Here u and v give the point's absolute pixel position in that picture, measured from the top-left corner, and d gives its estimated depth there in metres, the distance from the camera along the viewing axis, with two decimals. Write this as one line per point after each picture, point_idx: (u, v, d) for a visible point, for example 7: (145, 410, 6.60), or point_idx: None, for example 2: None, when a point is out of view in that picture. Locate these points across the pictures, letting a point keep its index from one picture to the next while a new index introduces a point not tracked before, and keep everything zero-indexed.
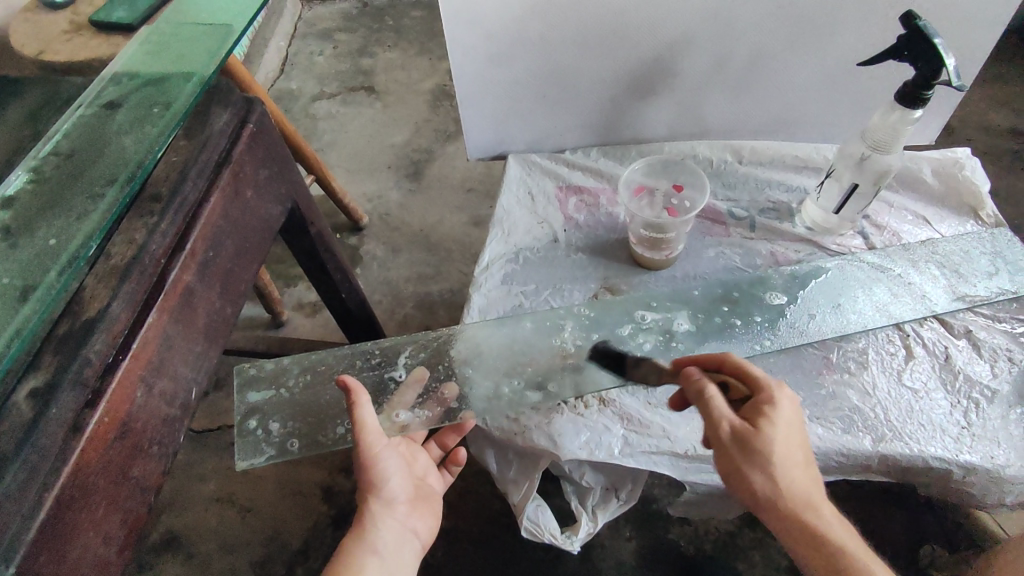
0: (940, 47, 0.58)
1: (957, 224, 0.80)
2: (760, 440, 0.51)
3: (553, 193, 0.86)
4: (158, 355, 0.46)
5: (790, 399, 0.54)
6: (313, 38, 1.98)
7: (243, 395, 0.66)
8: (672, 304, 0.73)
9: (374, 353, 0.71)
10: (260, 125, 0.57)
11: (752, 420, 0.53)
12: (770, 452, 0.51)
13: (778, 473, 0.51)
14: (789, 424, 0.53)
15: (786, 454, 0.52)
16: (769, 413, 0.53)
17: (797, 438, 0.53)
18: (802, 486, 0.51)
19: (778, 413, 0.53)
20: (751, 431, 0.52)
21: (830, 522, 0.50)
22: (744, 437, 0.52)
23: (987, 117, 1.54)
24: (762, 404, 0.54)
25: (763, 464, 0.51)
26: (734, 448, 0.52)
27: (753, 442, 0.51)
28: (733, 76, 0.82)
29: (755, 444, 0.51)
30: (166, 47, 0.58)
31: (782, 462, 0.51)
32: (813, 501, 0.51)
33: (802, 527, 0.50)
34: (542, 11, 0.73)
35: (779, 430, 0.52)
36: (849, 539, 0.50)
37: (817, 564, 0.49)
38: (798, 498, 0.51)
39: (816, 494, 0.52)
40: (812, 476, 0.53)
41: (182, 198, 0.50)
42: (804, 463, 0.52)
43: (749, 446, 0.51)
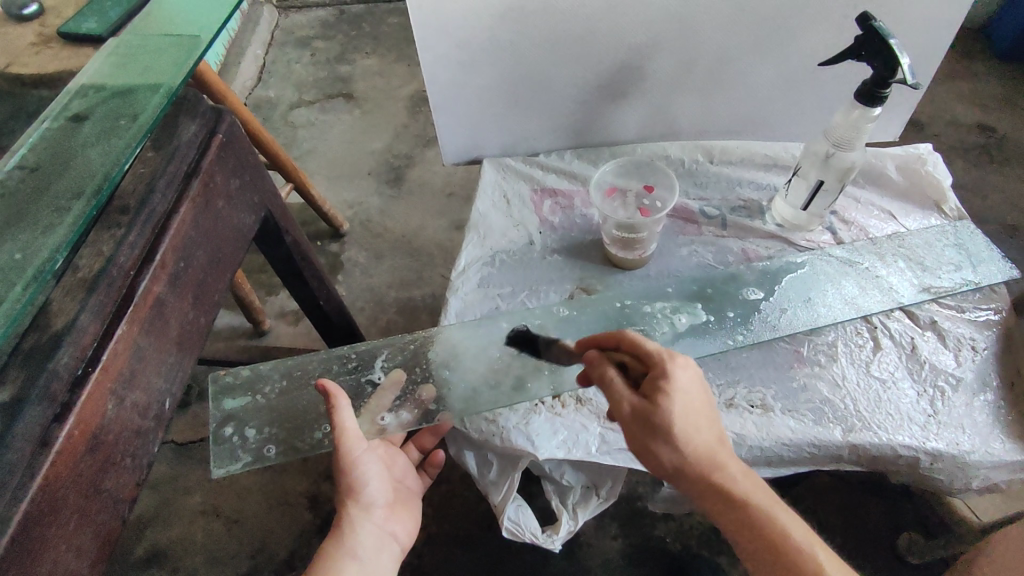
0: (896, 46, 0.60)
1: (921, 217, 0.82)
2: (658, 416, 0.53)
3: (528, 197, 0.86)
4: (128, 367, 0.46)
5: (683, 368, 0.55)
6: (290, 46, 1.98)
7: (218, 402, 0.66)
8: (646, 303, 0.75)
9: (351, 357, 0.71)
10: (230, 135, 0.57)
11: (650, 397, 0.54)
12: (669, 426, 0.52)
13: (681, 442, 0.52)
14: (684, 392, 0.54)
15: (687, 424, 0.53)
16: (664, 387, 0.54)
17: (697, 404, 0.54)
18: (708, 448, 0.53)
19: (673, 386, 0.54)
20: (649, 409, 0.53)
21: (736, 478, 0.52)
22: (643, 416, 0.54)
23: (954, 112, 1.58)
24: (658, 379, 0.55)
25: (664, 437, 0.53)
26: (636, 426, 0.54)
27: (651, 419, 0.53)
28: (701, 79, 0.83)
29: (653, 421, 0.53)
30: (133, 58, 0.58)
31: (683, 430, 0.53)
32: (720, 461, 0.53)
33: (710, 488, 0.52)
34: (510, 17, 0.74)
35: (675, 401, 0.53)
36: (755, 488, 0.52)
37: (725, 517, 0.52)
38: (705, 459, 0.52)
39: (723, 453, 0.53)
40: (718, 435, 0.54)
41: (151, 210, 0.50)
42: (707, 425, 0.54)
43: (650, 424, 0.53)
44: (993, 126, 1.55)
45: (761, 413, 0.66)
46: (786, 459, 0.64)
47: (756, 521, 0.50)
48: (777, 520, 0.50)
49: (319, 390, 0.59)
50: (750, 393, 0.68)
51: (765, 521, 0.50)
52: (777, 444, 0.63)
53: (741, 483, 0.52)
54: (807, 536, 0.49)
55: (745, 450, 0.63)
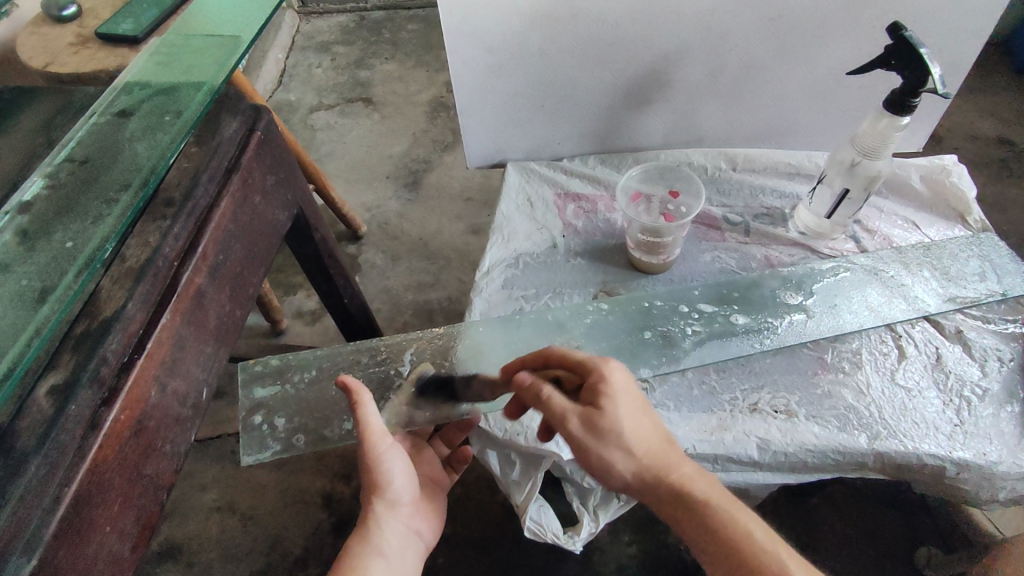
0: (927, 56, 0.60)
1: (945, 228, 0.83)
2: (602, 420, 0.54)
3: (551, 200, 0.87)
4: (171, 356, 0.47)
5: (619, 371, 0.57)
6: (312, 51, 2.01)
7: (248, 391, 0.67)
8: (671, 306, 0.75)
9: (377, 350, 0.72)
10: (268, 133, 0.59)
11: (591, 404, 0.55)
12: (612, 427, 0.53)
13: (629, 445, 0.53)
14: (624, 395, 0.55)
15: (632, 427, 0.54)
16: (605, 392, 0.55)
17: (637, 406, 0.56)
18: (656, 453, 0.54)
19: (608, 386, 0.55)
20: (593, 414, 0.54)
21: (691, 482, 0.52)
22: (589, 423, 0.54)
23: (975, 126, 1.58)
24: (593, 386, 0.56)
25: (610, 439, 0.53)
26: (582, 435, 0.54)
27: (598, 424, 0.54)
28: (726, 86, 0.84)
29: (599, 425, 0.54)
30: (176, 58, 0.60)
31: (628, 431, 0.54)
32: (671, 463, 0.53)
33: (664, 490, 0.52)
34: (540, 22, 0.75)
35: (618, 405, 0.54)
36: (709, 489, 0.52)
37: (685, 520, 0.51)
38: (656, 464, 0.53)
39: (672, 457, 0.54)
40: (665, 436, 0.55)
41: (194, 202, 0.51)
42: (653, 429, 0.55)
43: (596, 431, 0.54)
44: (1013, 139, 1.55)
45: (785, 418, 0.66)
46: (811, 466, 0.64)
47: (713, 524, 0.49)
48: (737, 520, 0.49)
49: (340, 388, 0.59)
50: (774, 398, 0.68)
51: (725, 519, 0.49)
52: (802, 449, 0.63)
53: (693, 487, 0.52)
54: (771, 534, 0.49)
55: (769, 455, 0.63)
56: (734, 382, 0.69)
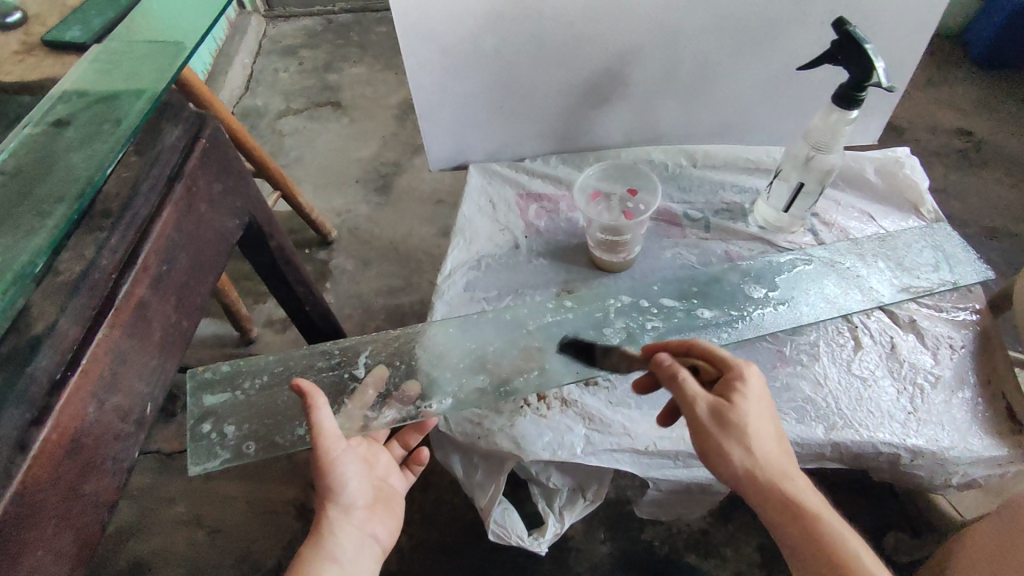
0: (871, 51, 0.61)
1: (899, 219, 0.84)
2: (732, 412, 0.52)
3: (513, 201, 0.87)
4: (111, 371, 0.46)
5: (758, 376, 0.56)
6: (278, 55, 1.99)
7: (196, 398, 0.66)
8: (632, 304, 0.75)
9: (333, 354, 0.71)
10: (214, 139, 0.58)
11: (724, 395, 0.54)
12: (744, 423, 0.52)
13: (754, 443, 0.52)
14: (759, 398, 0.54)
15: (759, 427, 0.53)
16: (741, 388, 0.54)
17: (767, 411, 0.54)
18: (775, 456, 0.52)
19: (750, 385, 0.54)
20: (726, 405, 0.53)
21: (806, 492, 0.51)
22: (722, 414, 0.52)
23: (934, 118, 1.62)
24: (734, 382, 0.55)
25: (740, 436, 0.52)
26: (710, 423, 0.52)
27: (728, 414, 0.52)
28: (683, 83, 0.85)
29: (727, 416, 0.52)
30: (116, 63, 0.58)
31: (756, 429, 0.52)
32: (788, 472, 0.52)
33: (778, 493, 0.50)
34: (495, 23, 0.75)
35: (750, 403, 0.53)
36: (820, 503, 0.50)
37: (793, 529, 0.49)
38: (775, 469, 0.51)
39: (791, 467, 0.52)
40: (783, 446, 0.54)
41: (133, 213, 0.50)
42: (776, 435, 0.53)
43: (724, 421, 0.52)
44: (972, 130, 1.58)
45: None
46: None
47: (826, 536, 0.48)
48: (846, 540, 0.48)
49: (294, 391, 0.58)
50: None
51: (836, 536, 0.48)
52: None
53: (807, 498, 0.50)
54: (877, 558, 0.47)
55: None
56: None
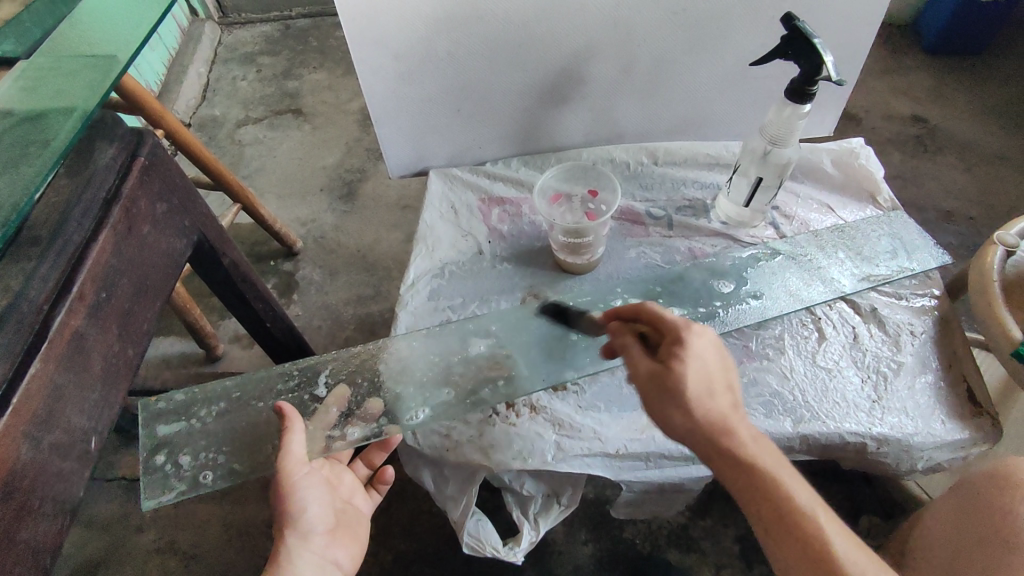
0: (819, 46, 0.61)
1: (858, 209, 0.86)
2: (669, 378, 0.49)
3: (475, 206, 0.86)
4: (46, 407, 0.44)
5: (700, 335, 0.52)
6: (235, 63, 1.94)
7: (150, 429, 0.65)
8: (598, 307, 0.74)
9: (293, 375, 0.69)
10: (153, 157, 0.55)
11: (664, 361, 0.51)
12: (678, 385, 0.49)
13: (693, 404, 0.49)
14: (700, 358, 0.50)
15: (699, 386, 0.49)
16: (680, 352, 0.50)
17: (713, 369, 0.50)
18: (721, 411, 0.49)
19: (686, 347, 0.50)
20: (662, 372, 0.50)
21: (749, 443, 0.48)
22: (658, 379, 0.50)
23: (890, 106, 1.65)
24: (672, 345, 0.51)
25: (675, 397, 0.49)
26: (650, 388, 0.51)
27: (665, 380, 0.50)
28: (640, 81, 0.84)
29: (665, 382, 0.50)
30: (46, 81, 0.56)
31: (694, 388, 0.49)
32: (734, 425, 0.48)
33: (718, 448, 0.48)
34: (446, 27, 0.74)
35: (690, 364, 0.50)
36: (765, 454, 0.48)
37: (734, 481, 0.48)
38: (716, 422, 0.48)
39: (737, 419, 0.49)
40: (732, 401, 0.50)
41: (65, 240, 0.48)
42: (724, 389, 0.50)
43: (663, 385, 0.50)
44: (926, 117, 1.62)
45: None
46: None
47: (765, 488, 0.46)
48: (782, 487, 0.46)
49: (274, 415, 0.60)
50: None
51: (773, 486, 0.46)
52: None
53: (752, 449, 0.48)
54: (815, 506, 0.46)
55: None
56: None
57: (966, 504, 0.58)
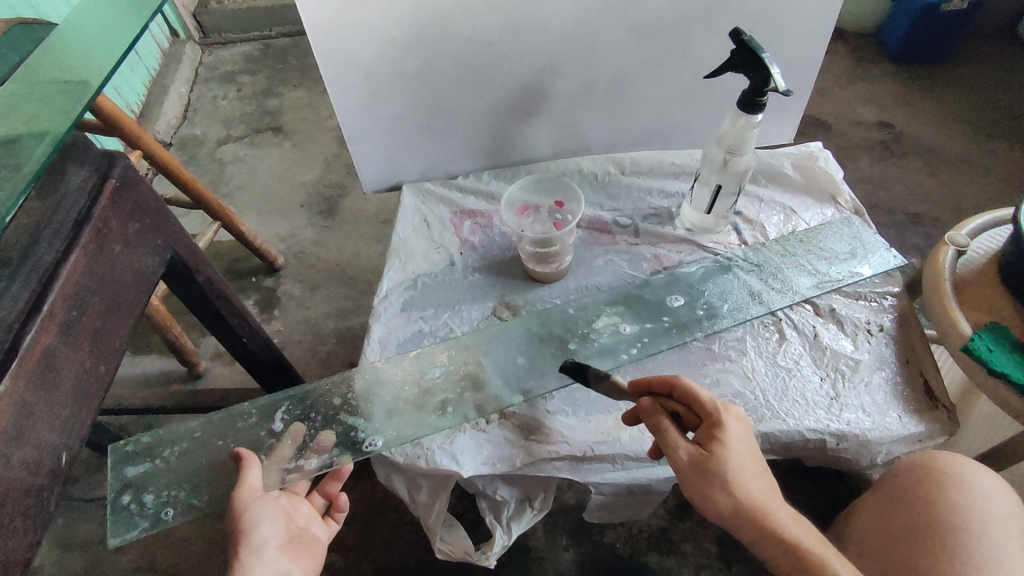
0: (766, 59, 0.64)
1: (819, 211, 0.89)
2: (714, 463, 0.54)
3: (446, 218, 0.88)
4: (16, 425, 0.46)
5: (736, 419, 0.57)
6: (215, 82, 1.96)
7: (118, 471, 0.67)
8: (568, 315, 0.76)
9: (251, 413, 0.71)
10: (125, 178, 0.57)
11: (706, 446, 0.55)
12: (725, 472, 0.54)
13: (738, 488, 0.53)
14: (739, 442, 0.55)
15: (741, 471, 0.54)
16: (721, 436, 0.55)
17: (749, 452, 0.56)
18: (763, 495, 0.54)
19: (727, 432, 0.55)
20: (707, 456, 0.54)
21: (790, 524, 0.54)
22: (703, 463, 0.54)
23: (856, 113, 1.70)
24: (711, 429, 0.56)
25: (722, 483, 0.54)
26: (694, 473, 0.54)
27: (710, 463, 0.54)
28: (604, 95, 0.87)
29: (711, 467, 0.54)
30: (18, 106, 0.57)
31: (739, 474, 0.54)
32: (774, 508, 0.54)
33: (765, 532, 0.53)
34: (413, 47, 0.76)
35: (732, 449, 0.55)
36: (805, 534, 0.54)
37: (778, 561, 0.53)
38: (758, 507, 0.53)
39: (775, 501, 0.54)
40: (769, 482, 0.56)
41: (36, 260, 0.49)
42: (760, 473, 0.55)
43: (708, 470, 0.54)
44: (891, 123, 1.67)
45: None
46: None
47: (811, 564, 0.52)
48: (825, 562, 0.52)
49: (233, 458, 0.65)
50: None
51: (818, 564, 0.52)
52: None
53: (793, 531, 0.53)
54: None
55: None
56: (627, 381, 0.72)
57: (904, 497, 0.63)
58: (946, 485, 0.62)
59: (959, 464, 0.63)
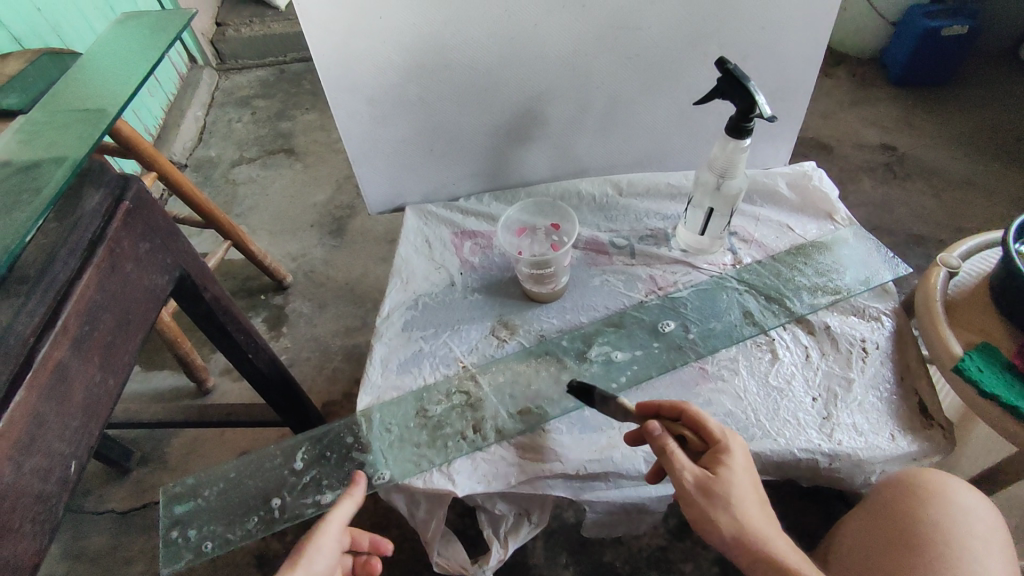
0: (751, 86, 0.67)
1: (815, 227, 0.90)
2: (719, 485, 0.56)
3: (448, 240, 0.90)
4: (28, 433, 0.48)
5: (741, 447, 0.60)
6: (231, 106, 2.02)
7: (168, 508, 0.70)
8: (565, 338, 0.79)
9: (278, 453, 0.73)
10: (138, 201, 0.60)
11: (711, 469, 0.58)
12: (728, 494, 0.56)
13: (740, 511, 0.55)
14: (743, 469, 0.58)
15: (744, 495, 0.56)
16: (727, 461, 0.58)
17: (752, 480, 0.58)
18: (762, 521, 0.56)
19: (734, 459, 0.58)
20: (712, 478, 0.57)
21: (789, 552, 0.55)
22: (708, 485, 0.56)
23: (859, 136, 1.72)
24: (717, 455, 0.59)
25: (725, 505, 0.56)
26: (699, 495, 0.56)
27: (715, 485, 0.56)
28: (600, 120, 0.90)
29: (715, 489, 0.56)
30: (41, 133, 0.61)
31: (743, 501, 0.56)
32: (772, 535, 0.56)
33: (763, 557, 0.54)
34: (415, 75, 0.80)
35: (737, 475, 0.57)
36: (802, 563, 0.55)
37: None
38: (758, 533, 0.55)
39: (773, 529, 0.56)
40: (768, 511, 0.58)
41: (52, 278, 0.52)
42: (761, 501, 0.58)
43: (712, 491, 0.56)
44: (894, 145, 1.68)
45: None
46: None
47: None
48: None
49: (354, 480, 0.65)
50: None
51: None
52: None
53: (792, 559, 0.55)
54: None
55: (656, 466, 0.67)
56: (622, 401, 0.73)
57: (891, 513, 0.63)
58: (933, 501, 0.62)
59: (946, 481, 0.64)
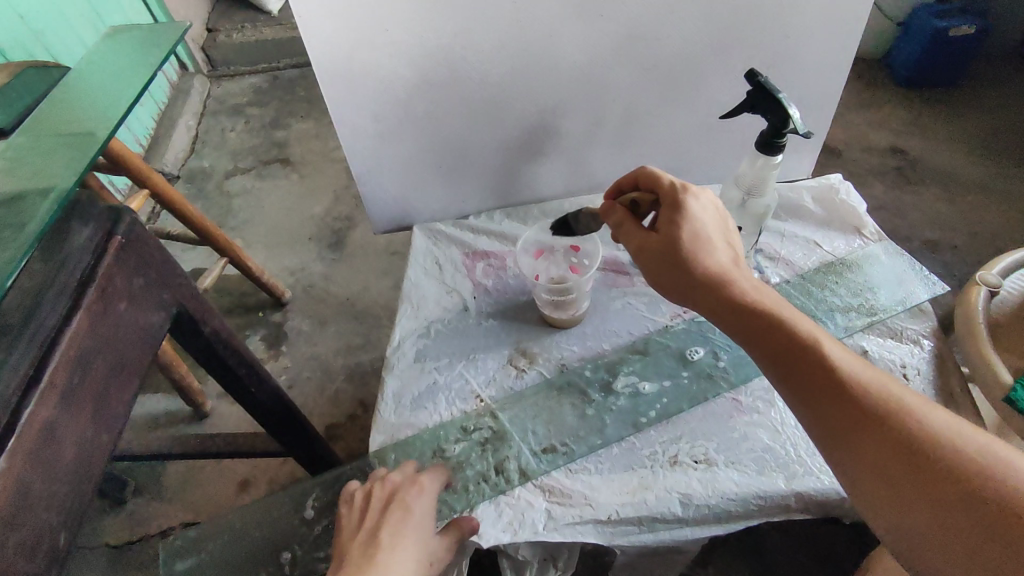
0: (783, 99, 0.63)
1: (843, 243, 0.86)
2: (670, 232, 0.60)
3: (459, 261, 0.86)
4: (13, 504, 0.43)
5: (698, 198, 0.63)
6: (224, 114, 1.96)
7: (168, 567, 0.65)
8: (587, 367, 0.75)
9: (286, 500, 0.68)
10: (131, 234, 0.55)
11: (664, 224, 0.62)
12: (678, 242, 0.60)
13: (693, 259, 0.58)
14: (697, 213, 0.61)
15: (699, 246, 0.59)
16: (679, 206, 0.62)
17: (710, 229, 0.61)
18: (724, 269, 0.58)
19: (686, 205, 0.61)
20: (664, 236, 0.61)
21: (759, 302, 0.55)
22: (658, 245, 0.61)
23: (868, 139, 1.69)
24: (672, 206, 0.62)
25: (679, 254, 0.59)
26: (653, 257, 0.61)
27: (665, 237, 0.60)
28: (616, 133, 0.86)
29: (666, 244, 0.60)
30: (24, 162, 0.55)
31: (695, 244, 0.59)
32: (736, 283, 0.57)
33: (727, 303, 0.56)
34: (423, 88, 0.75)
35: (687, 216, 0.61)
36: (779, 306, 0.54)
37: (754, 334, 0.53)
38: (717, 278, 0.57)
39: (740, 275, 0.57)
40: (737, 266, 0.58)
41: (38, 324, 0.48)
42: (724, 254, 0.59)
43: (663, 242, 0.60)
44: (903, 148, 1.65)
45: (705, 468, 0.65)
46: (736, 515, 0.62)
47: (786, 325, 0.51)
48: (796, 322, 0.52)
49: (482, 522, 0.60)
50: (693, 447, 0.67)
51: (793, 328, 0.51)
52: (724, 499, 0.62)
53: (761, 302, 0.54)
54: (845, 353, 0.49)
55: (693, 509, 0.62)
56: (652, 436, 0.68)
57: None
58: None
59: None
